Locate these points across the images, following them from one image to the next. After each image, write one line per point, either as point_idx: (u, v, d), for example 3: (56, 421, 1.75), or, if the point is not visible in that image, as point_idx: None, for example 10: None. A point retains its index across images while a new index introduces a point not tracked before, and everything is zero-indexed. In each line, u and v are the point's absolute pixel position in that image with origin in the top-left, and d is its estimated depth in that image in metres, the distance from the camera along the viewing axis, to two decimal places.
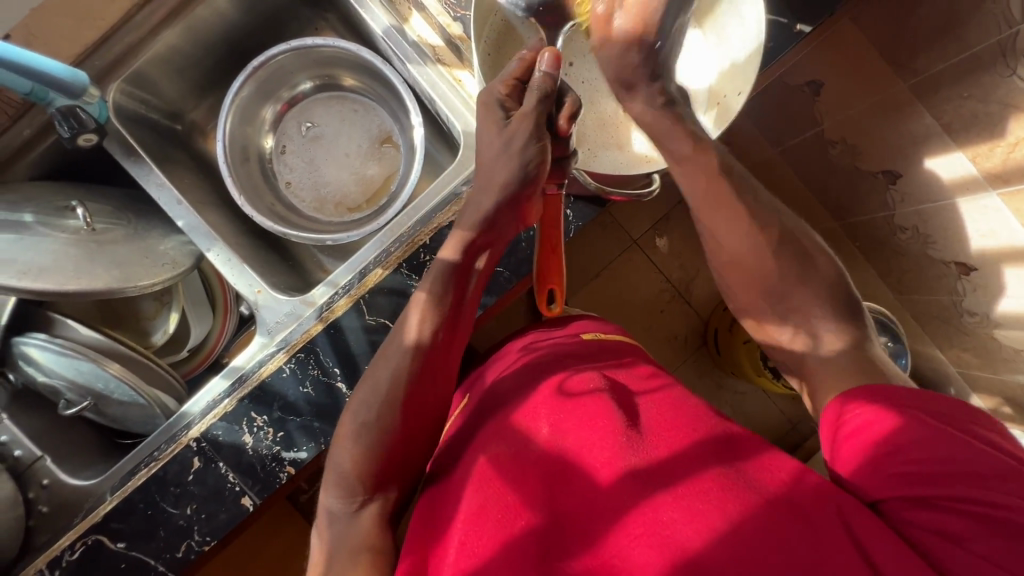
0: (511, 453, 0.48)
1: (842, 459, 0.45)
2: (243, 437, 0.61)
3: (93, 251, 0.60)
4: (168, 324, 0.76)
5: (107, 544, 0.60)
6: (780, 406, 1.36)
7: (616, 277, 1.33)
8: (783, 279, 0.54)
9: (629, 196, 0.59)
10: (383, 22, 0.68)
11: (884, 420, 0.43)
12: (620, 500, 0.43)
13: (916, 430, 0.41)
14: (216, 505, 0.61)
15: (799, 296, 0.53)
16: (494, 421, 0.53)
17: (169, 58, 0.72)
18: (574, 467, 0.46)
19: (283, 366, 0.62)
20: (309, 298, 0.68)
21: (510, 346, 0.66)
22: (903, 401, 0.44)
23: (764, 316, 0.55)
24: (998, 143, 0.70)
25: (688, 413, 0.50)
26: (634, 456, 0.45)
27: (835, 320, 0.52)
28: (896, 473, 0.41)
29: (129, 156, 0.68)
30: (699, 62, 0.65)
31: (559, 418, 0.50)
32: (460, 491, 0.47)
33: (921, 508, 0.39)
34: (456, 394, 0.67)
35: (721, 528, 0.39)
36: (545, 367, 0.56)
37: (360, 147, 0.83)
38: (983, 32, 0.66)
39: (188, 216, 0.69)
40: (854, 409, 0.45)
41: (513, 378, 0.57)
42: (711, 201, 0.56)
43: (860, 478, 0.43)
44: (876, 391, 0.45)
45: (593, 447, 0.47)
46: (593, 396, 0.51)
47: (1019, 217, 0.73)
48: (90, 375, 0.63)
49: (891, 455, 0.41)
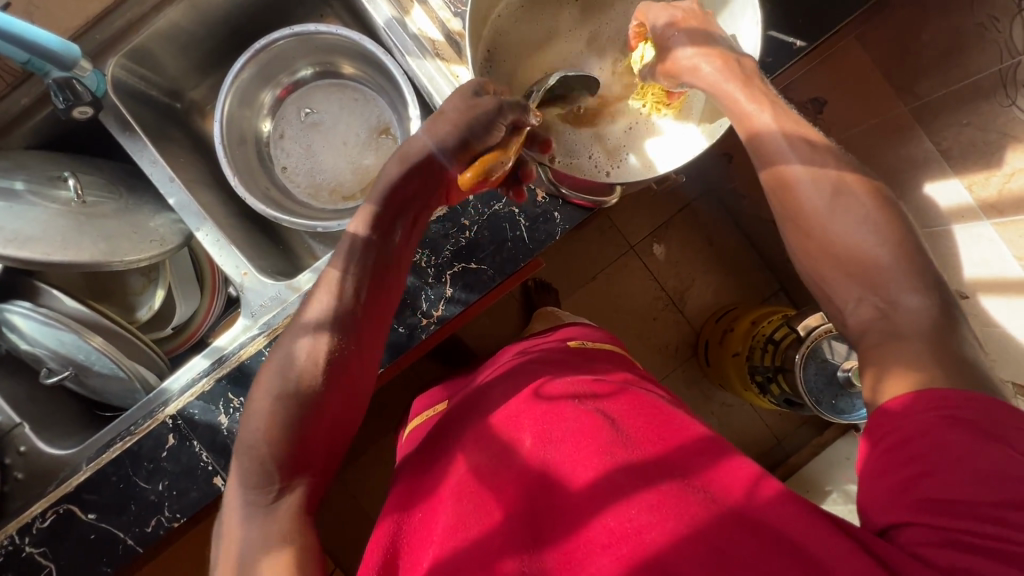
0: (494, 464, 0.49)
1: (879, 474, 0.40)
2: (219, 417, 0.62)
3: (82, 223, 0.61)
4: (154, 300, 0.75)
5: (78, 514, 0.61)
6: (765, 419, 1.38)
7: (610, 281, 1.36)
8: (844, 232, 0.47)
9: (589, 200, 0.60)
10: (385, 13, 0.68)
11: (927, 435, 0.39)
12: (588, 512, 0.43)
13: (957, 449, 0.38)
14: (188, 483, 0.61)
15: (871, 255, 0.46)
16: (474, 422, 0.55)
17: (173, 35, 0.72)
18: (553, 479, 0.47)
19: (263, 349, 0.62)
20: (295, 283, 0.68)
21: (502, 354, 0.70)
22: (962, 416, 0.39)
23: (833, 280, 0.48)
24: (995, 172, 0.73)
25: (674, 426, 0.50)
26: (611, 471, 0.45)
27: (918, 289, 0.44)
28: (927, 499, 0.37)
29: (125, 131, 0.68)
30: (685, 138, 0.61)
31: (543, 430, 0.50)
32: (440, 496, 0.48)
33: (941, 545, 0.36)
34: (439, 394, 0.73)
35: (694, 538, 0.39)
36: (524, 377, 0.58)
37: (359, 136, 0.84)
38: (985, 61, 0.69)
39: (180, 193, 0.68)
40: (903, 419, 0.40)
41: (493, 389, 0.59)
42: (765, 144, 0.51)
43: (880, 502, 0.40)
44: (931, 399, 0.40)
45: (572, 460, 0.47)
46: (573, 407, 0.52)
47: (1013, 247, 0.74)
48: (71, 346, 0.64)
49: (925, 474, 0.38)
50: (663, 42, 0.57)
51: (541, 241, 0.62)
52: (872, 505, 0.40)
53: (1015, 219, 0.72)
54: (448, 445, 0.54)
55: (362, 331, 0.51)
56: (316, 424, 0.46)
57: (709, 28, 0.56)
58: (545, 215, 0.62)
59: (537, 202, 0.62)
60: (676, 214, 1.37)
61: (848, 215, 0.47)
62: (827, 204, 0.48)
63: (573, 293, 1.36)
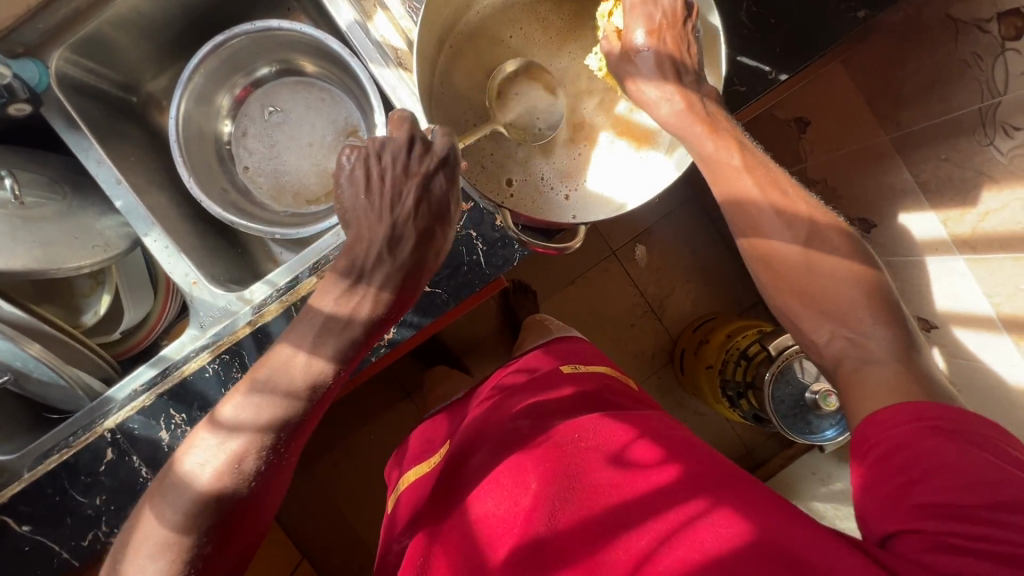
0: (502, 507, 0.53)
1: (872, 486, 0.42)
2: (159, 433, 0.60)
3: (18, 228, 0.58)
4: (100, 305, 0.73)
5: (12, 526, 0.60)
6: (738, 431, 1.38)
7: (590, 286, 1.35)
8: (813, 275, 0.47)
9: (549, 247, 0.54)
10: (346, 16, 0.64)
11: (915, 444, 0.40)
12: (593, 546, 0.47)
13: (944, 457, 0.39)
14: (126, 498, 0.60)
15: (841, 295, 0.46)
16: (483, 463, 0.59)
17: (125, 26, 0.68)
18: (559, 515, 0.50)
19: (207, 367, 0.61)
20: (245, 296, 0.65)
21: (492, 386, 0.73)
22: (942, 424, 0.40)
23: (802, 316, 0.48)
24: (969, 210, 0.71)
25: (664, 447, 0.53)
26: (612, 508, 0.49)
27: (883, 322, 0.45)
28: (922, 505, 0.39)
29: (70, 127, 0.64)
30: (652, 174, 0.59)
31: (544, 469, 0.54)
32: (464, 542, 0.53)
33: (939, 550, 0.37)
34: (442, 421, 0.76)
35: (701, 561, 0.42)
36: (524, 416, 0.62)
37: (324, 137, 0.80)
38: (967, 97, 0.67)
39: (127, 196, 0.65)
40: (889, 431, 0.41)
41: (496, 427, 0.63)
42: (732, 187, 0.49)
43: (876, 513, 0.41)
44: (912, 410, 0.41)
45: (577, 499, 0.51)
46: (571, 444, 0.55)
47: (982, 284, 0.73)
48: (5, 353, 0.60)
49: (918, 483, 0.39)
50: (626, 61, 0.54)
51: (498, 266, 0.60)
52: (869, 517, 0.42)
53: (988, 258, 0.71)
54: (463, 487, 0.59)
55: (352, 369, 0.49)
56: (267, 485, 0.46)
57: (679, 50, 0.52)
58: (504, 240, 0.60)
59: (495, 226, 0.59)
60: (659, 221, 1.35)
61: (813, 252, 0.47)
62: (802, 246, 0.47)
63: (551, 296, 1.35)
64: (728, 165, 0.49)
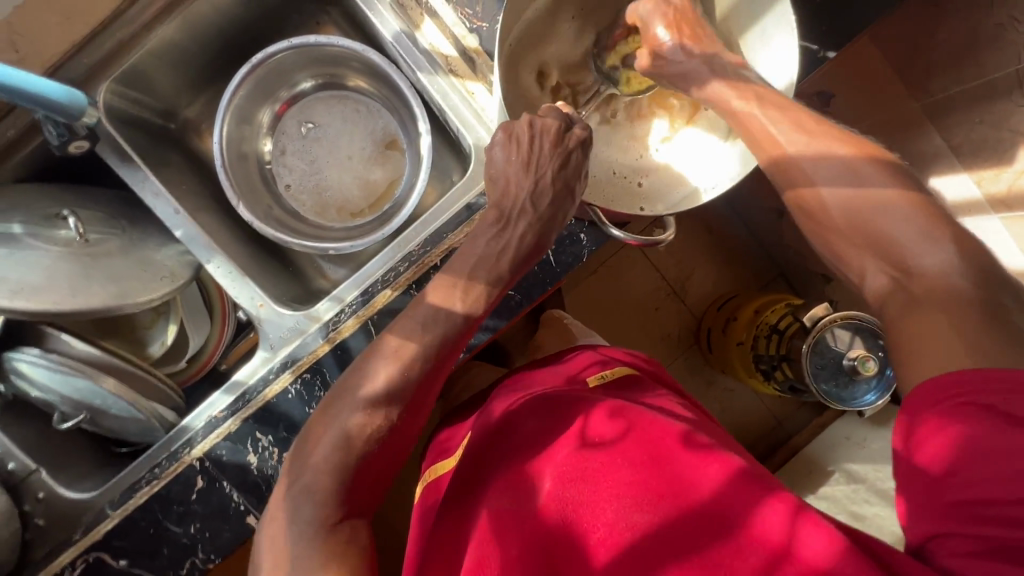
0: (515, 507, 0.51)
1: (907, 479, 0.38)
2: (247, 456, 0.61)
3: (87, 265, 0.58)
4: (166, 335, 0.74)
5: (109, 561, 0.60)
6: (768, 403, 1.41)
7: (614, 275, 1.36)
8: (851, 205, 0.45)
9: (642, 239, 0.55)
10: (393, 27, 0.64)
11: (948, 429, 0.37)
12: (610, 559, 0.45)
13: (983, 445, 0.35)
14: (219, 523, 0.60)
15: (884, 223, 0.44)
16: (503, 461, 0.57)
17: (165, 54, 0.68)
18: (576, 524, 0.48)
19: (289, 387, 0.61)
20: (313, 313, 0.65)
21: (521, 380, 0.70)
22: (985, 402, 0.36)
23: (845, 251, 0.46)
24: (1005, 169, 0.73)
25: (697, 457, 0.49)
26: (635, 517, 0.46)
27: (937, 243, 0.42)
28: (958, 502, 0.36)
29: (121, 159, 0.64)
30: (714, 168, 0.59)
31: (564, 472, 0.51)
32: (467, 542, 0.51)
33: (981, 554, 0.34)
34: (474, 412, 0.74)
35: None
36: (547, 411, 0.59)
37: (364, 150, 0.80)
38: (1001, 60, 0.69)
39: (186, 225, 0.65)
40: (925, 420, 0.38)
41: (517, 425, 0.59)
42: (788, 162, 0.48)
43: (911, 509, 0.38)
44: (948, 389, 0.37)
45: (598, 507, 0.48)
46: (598, 451, 0.52)
47: (1018, 242, 0.74)
48: (86, 392, 0.61)
49: (953, 476, 0.36)
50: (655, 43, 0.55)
51: (568, 264, 0.61)
52: (904, 513, 0.39)
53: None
54: (481, 483, 0.57)
55: (440, 371, 0.51)
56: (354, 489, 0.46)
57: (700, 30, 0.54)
58: (572, 237, 0.61)
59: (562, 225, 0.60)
60: None
61: (861, 183, 0.45)
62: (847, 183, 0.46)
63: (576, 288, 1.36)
64: (758, 122, 0.50)
